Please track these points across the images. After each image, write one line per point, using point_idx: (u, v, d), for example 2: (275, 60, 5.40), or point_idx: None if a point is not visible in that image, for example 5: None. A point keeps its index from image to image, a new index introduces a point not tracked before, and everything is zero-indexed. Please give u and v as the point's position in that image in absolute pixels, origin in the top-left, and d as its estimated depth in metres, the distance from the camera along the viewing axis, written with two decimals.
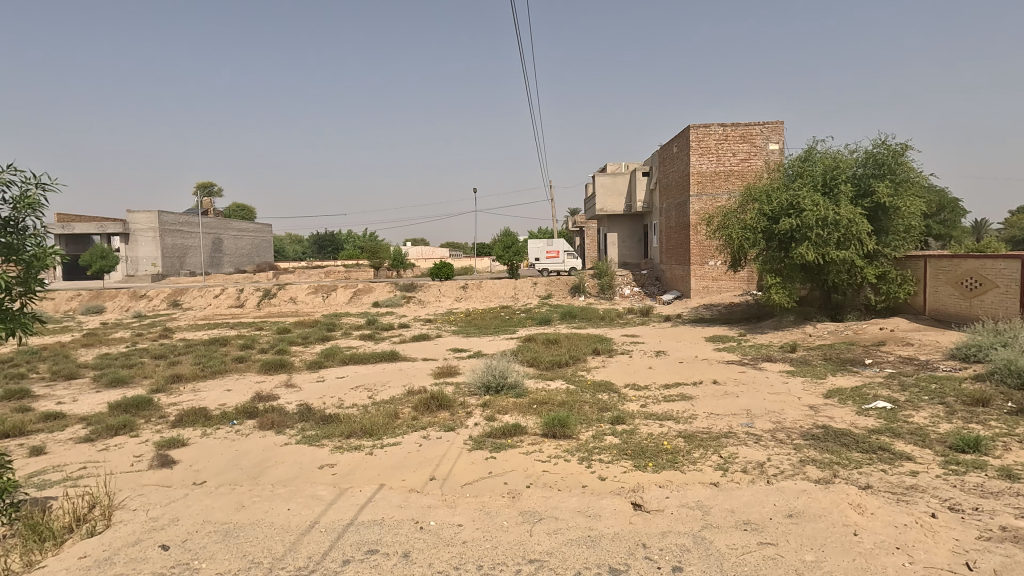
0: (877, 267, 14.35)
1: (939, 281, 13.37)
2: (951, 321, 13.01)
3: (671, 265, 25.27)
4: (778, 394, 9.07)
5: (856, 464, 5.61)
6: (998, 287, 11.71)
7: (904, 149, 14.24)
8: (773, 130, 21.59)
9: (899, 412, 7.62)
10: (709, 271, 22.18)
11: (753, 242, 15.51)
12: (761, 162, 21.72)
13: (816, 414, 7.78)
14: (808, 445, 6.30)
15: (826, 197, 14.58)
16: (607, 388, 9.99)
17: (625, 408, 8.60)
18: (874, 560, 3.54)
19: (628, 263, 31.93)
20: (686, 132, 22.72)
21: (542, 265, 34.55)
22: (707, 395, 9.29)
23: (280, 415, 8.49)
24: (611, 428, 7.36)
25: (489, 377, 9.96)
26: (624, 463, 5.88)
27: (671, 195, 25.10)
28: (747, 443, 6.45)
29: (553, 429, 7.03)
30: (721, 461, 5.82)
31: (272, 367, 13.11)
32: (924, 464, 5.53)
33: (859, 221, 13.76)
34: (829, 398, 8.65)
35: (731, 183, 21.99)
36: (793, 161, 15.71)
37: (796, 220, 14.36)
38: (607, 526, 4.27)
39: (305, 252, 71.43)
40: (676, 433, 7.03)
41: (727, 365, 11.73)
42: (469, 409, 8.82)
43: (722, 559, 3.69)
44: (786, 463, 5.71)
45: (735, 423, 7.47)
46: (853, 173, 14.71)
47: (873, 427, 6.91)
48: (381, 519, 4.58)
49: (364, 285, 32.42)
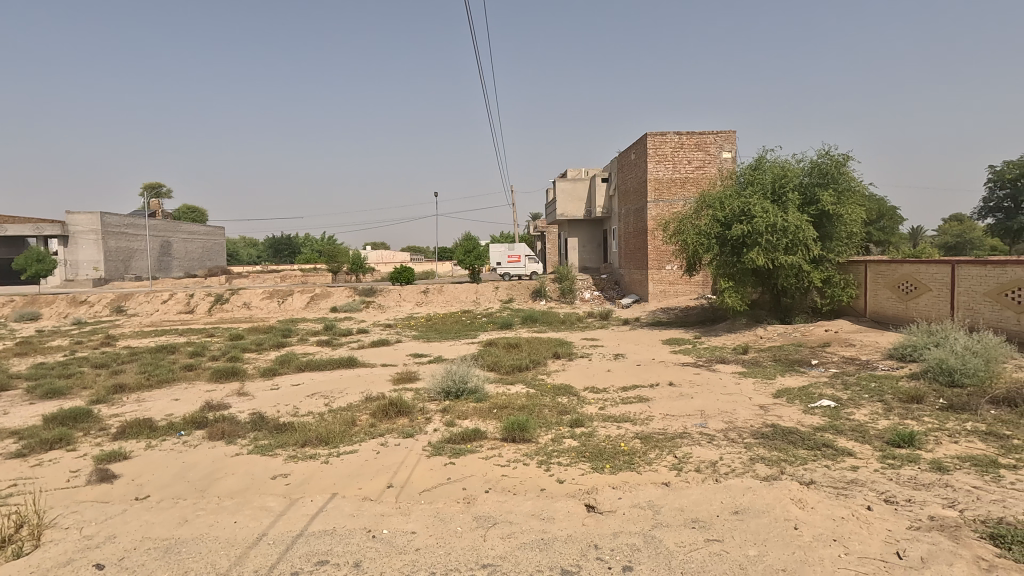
0: (822, 271, 15.09)
1: (879, 284, 14.12)
2: (890, 323, 13.78)
3: (630, 269, 25.79)
4: (730, 394, 9.40)
5: (802, 460, 5.86)
6: (933, 291, 12.40)
7: (846, 159, 14.97)
8: (726, 139, 22.48)
9: (842, 409, 8.01)
10: (666, 275, 22.76)
11: (707, 247, 15.95)
12: (715, 169, 22.50)
13: (765, 413, 8.10)
14: (757, 443, 6.53)
15: (776, 205, 15.14)
16: (567, 391, 10.10)
17: (584, 411, 8.75)
18: (813, 552, 3.65)
19: (588, 267, 32.39)
20: (643, 139, 23.16)
21: (504, 268, 34.66)
22: (663, 397, 9.54)
23: (232, 424, 8.22)
24: (570, 431, 7.46)
25: (449, 382, 9.94)
26: (582, 465, 5.97)
27: (629, 201, 25.59)
28: (700, 442, 6.65)
29: (513, 433, 7.08)
30: (675, 461, 5.99)
31: (224, 375, 12.66)
32: (863, 459, 5.83)
33: (805, 228, 14.40)
34: (778, 397, 9.02)
35: (687, 190, 22.62)
36: (744, 169, 16.26)
37: (747, 226, 14.84)
38: (560, 528, 4.31)
39: (260, 255, 69.27)
40: (633, 434, 7.19)
41: (682, 367, 12.03)
42: (429, 415, 8.75)
43: (671, 556, 3.75)
44: (737, 461, 5.92)
45: (689, 423, 7.69)
46: (800, 182, 15.30)
47: (818, 425, 7.23)
48: (332, 530, 4.49)
49: (322, 289, 31.67)
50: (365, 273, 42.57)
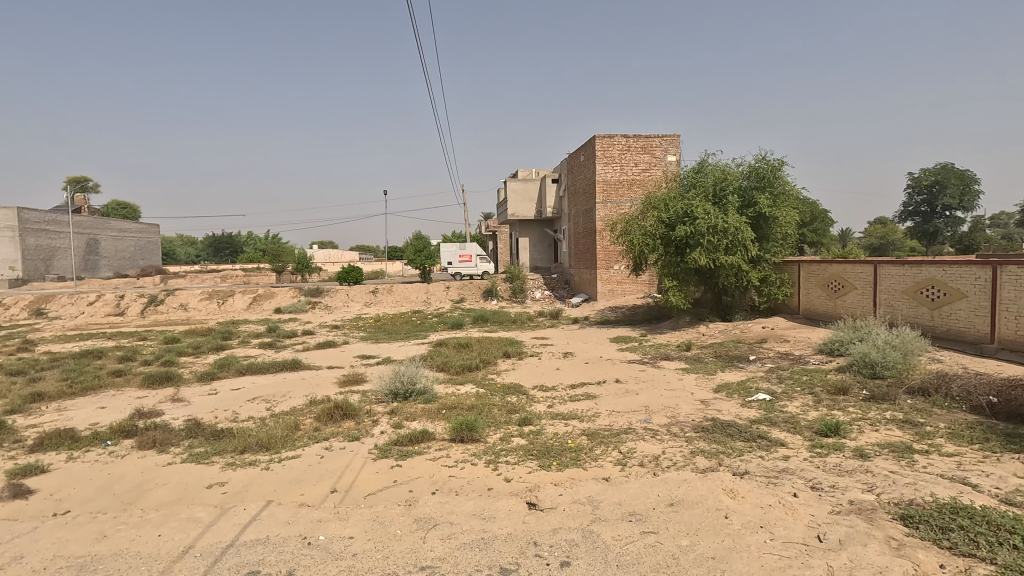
0: (759, 271, 15.80)
1: (811, 283, 14.94)
2: (820, 319, 14.61)
3: (579, 269, 26.19)
4: (673, 390, 9.71)
5: (739, 452, 6.12)
6: (859, 289, 13.21)
7: (781, 164, 15.71)
8: (670, 143, 23.19)
9: (776, 402, 8.42)
10: (614, 275, 23.25)
11: (652, 247, 16.40)
12: (660, 172, 23.18)
13: (706, 408, 8.40)
14: (698, 437, 6.77)
15: (717, 207, 15.74)
16: (516, 390, 10.15)
17: (532, 409, 8.81)
18: (741, 539, 3.81)
19: (539, 267, 32.68)
20: (592, 141, 23.55)
21: (455, 268, 34.47)
22: (609, 394, 9.74)
23: (164, 432, 7.80)
24: (518, 429, 7.49)
25: (397, 384, 9.78)
26: (530, 463, 6.01)
27: (578, 202, 25.96)
28: (644, 437, 6.82)
29: (461, 433, 7.05)
30: (620, 456, 6.12)
31: (156, 381, 11.99)
32: (794, 449, 6.15)
33: (743, 229, 15.03)
34: (718, 392, 9.38)
35: (634, 192, 23.19)
36: (688, 172, 16.81)
37: (690, 227, 15.34)
38: (501, 526, 4.32)
39: (198, 254, 66.08)
40: (580, 430, 7.30)
41: (629, 364, 12.31)
42: (376, 417, 8.59)
43: (607, 550, 3.83)
44: (678, 454, 6.12)
45: (634, 419, 7.88)
46: (739, 185, 15.95)
47: (754, 417, 7.57)
48: (266, 538, 4.33)
49: (266, 289, 30.52)
50: (311, 273, 41.36)
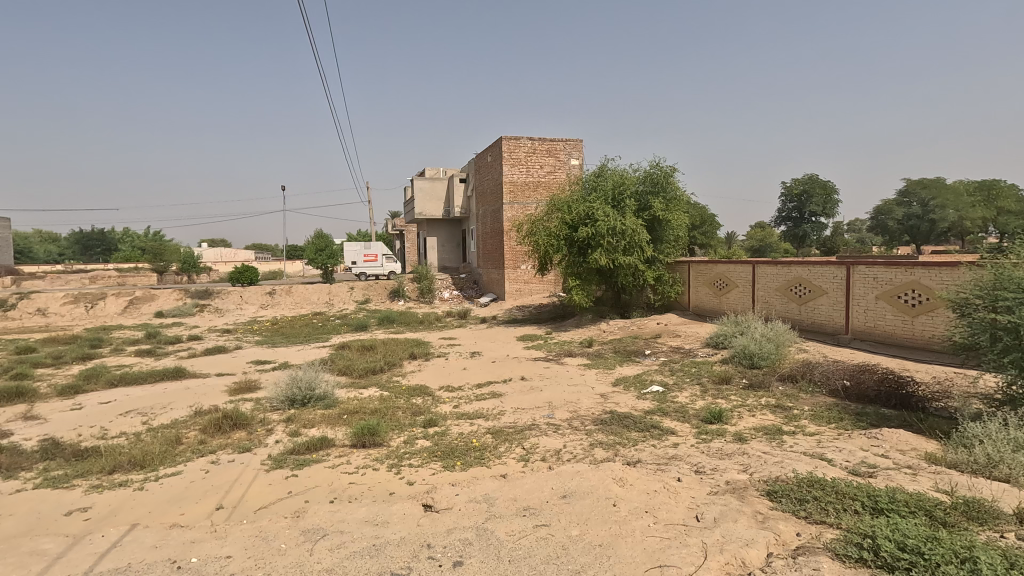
0: (655, 271, 16.76)
1: (700, 282, 16.10)
2: (708, 316, 15.79)
3: (487, 269, 26.34)
4: (576, 386, 10.03)
5: (633, 441, 6.43)
6: (739, 287, 14.44)
7: (672, 171, 16.75)
8: (573, 147, 24.03)
9: (668, 393, 8.98)
10: (521, 274, 23.64)
11: (556, 248, 16.85)
12: (564, 175, 23.94)
13: (605, 401, 8.76)
14: (597, 429, 7.03)
15: (615, 210, 16.49)
16: (422, 392, 9.98)
17: (438, 410, 8.70)
18: (626, 525, 4.01)
19: (447, 266, 32.49)
20: (498, 142, 23.75)
21: (360, 268, 33.32)
22: (515, 391, 9.87)
23: (12, 455, 6.80)
24: (423, 431, 7.36)
25: (295, 390, 9.26)
26: (433, 464, 5.92)
27: (486, 202, 26.09)
28: (547, 433, 6.98)
29: (363, 438, 6.80)
30: (523, 452, 6.21)
31: (4, 397, 10.43)
32: (683, 436, 6.58)
33: (640, 231, 15.87)
34: (617, 385, 9.83)
35: (539, 193, 23.73)
36: (589, 176, 17.44)
37: (591, 229, 15.94)
38: (394, 532, 4.22)
39: (61, 253, 58.57)
40: (484, 429, 7.32)
41: (534, 362, 12.56)
42: (270, 426, 8.06)
43: (500, 546, 3.86)
44: (578, 447, 6.32)
45: (538, 415, 8.04)
46: (636, 190, 16.82)
47: (649, 408, 8.01)
48: (129, 566, 3.91)
49: (145, 291, 27.67)
50: (200, 273, 38.13)
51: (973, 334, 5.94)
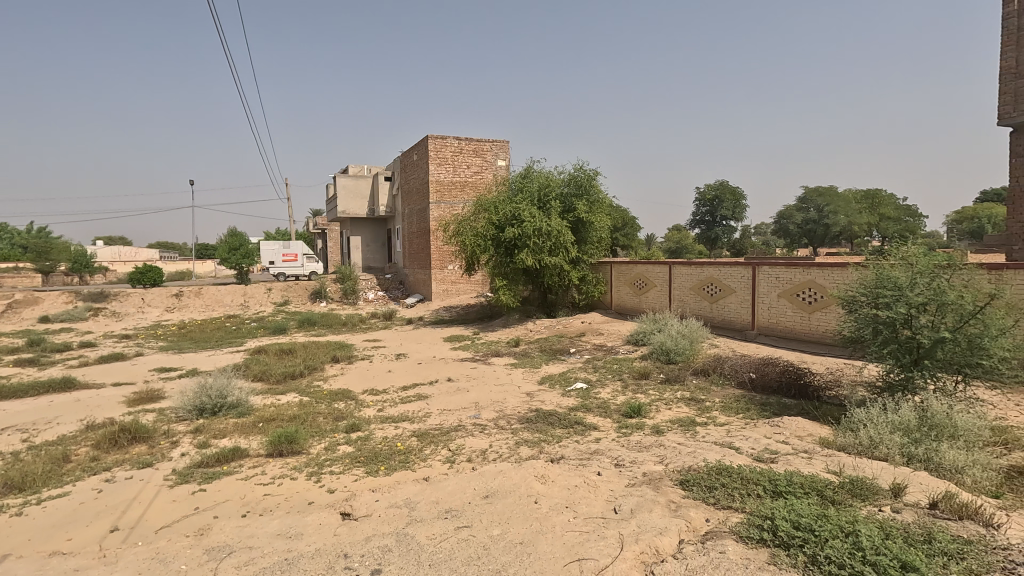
0: (579, 271, 17.20)
1: (621, 282, 16.72)
2: (628, 314, 16.41)
3: (414, 269, 25.94)
4: (502, 385, 10.08)
5: (558, 438, 6.55)
6: (658, 286, 15.11)
7: (595, 174, 17.23)
8: (500, 148, 24.23)
9: (592, 389, 9.23)
10: (448, 275, 23.49)
11: (483, 248, 16.86)
12: (490, 175, 24.06)
13: (531, 399, 8.86)
14: (523, 427, 7.10)
15: (541, 211, 16.73)
16: (344, 396, 9.64)
17: (361, 414, 8.43)
18: (547, 521, 4.06)
19: (372, 267, 31.66)
20: (424, 141, 23.42)
21: (278, 268, 31.72)
22: (441, 393, 9.76)
23: None
24: (345, 437, 7.11)
25: (203, 398, 8.65)
26: (355, 470, 5.73)
27: (412, 201, 25.64)
28: (473, 433, 6.95)
29: (279, 447, 6.46)
30: (449, 454, 6.15)
31: None
32: (604, 430, 6.79)
33: (564, 232, 16.21)
34: (542, 384, 9.98)
35: (466, 193, 23.68)
36: (515, 177, 17.59)
37: (518, 230, 16.08)
38: (309, 543, 4.04)
39: None
40: (409, 432, 7.18)
41: (460, 362, 12.50)
42: (176, 438, 7.47)
43: (421, 551, 3.80)
44: (504, 446, 6.34)
45: (464, 416, 7.99)
46: (561, 192, 17.15)
47: (573, 405, 8.19)
48: None
49: (26, 294, 24.81)
50: (93, 274, 34.73)
51: (859, 328, 6.57)
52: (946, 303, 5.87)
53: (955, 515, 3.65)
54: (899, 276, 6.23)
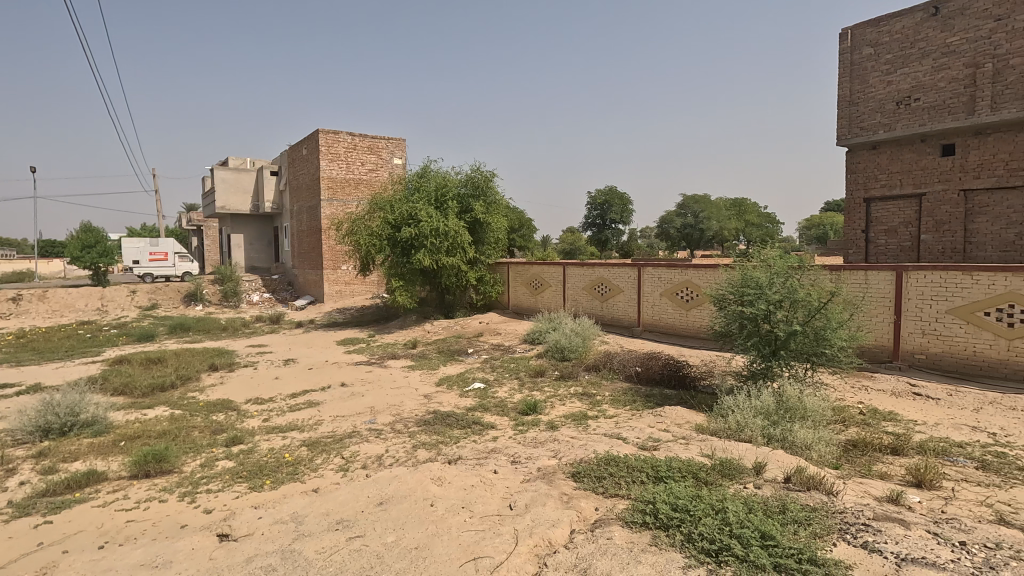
0: (476, 271, 17.31)
1: (518, 282, 17.09)
2: (525, 314, 16.81)
3: (303, 269, 24.59)
4: (399, 388, 9.86)
5: (455, 439, 6.54)
6: (552, 286, 15.63)
7: (492, 175, 17.37)
8: (396, 146, 23.73)
9: (489, 389, 9.32)
10: (341, 275, 22.56)
11: (378, 248, 16.38)
12: (386, 173, 23.48)
13: (428, 401, 8.77)
14: (420, 430, 6.99)
15: (438, 211, 16.59)
16: (224, 407, 8.88)
17: (244, 426, 7.83)
18: (443, 523, 4.04)
19: (256, 266, 29.51)
20: (314, 135, 22.26)
21: (144, 268, 28.49)
22: (334, 399, 9.34)
23: None
24: (225, 451, 6.56)
25: (49, 417, 7.54)
26: (236, 487, 5.31)
27: (301, 198, 24.29)
28: (368, 439, 6.73)
29: (146, 467, 5.81)
30: (342, 462, 5.90)
31: None
32: (501, 429, 6.89)
33: (462, 233, 16.21)
34: (440, 385, 9.91)
35: (360, 191, 22.89)
36: (412, 176, 17.27)
37: (414, 230, 15.82)
38: (180, 571, 3.68)
39: None
40: (299, 442, 6.79)
41: (355, 366, 12.04)
42: (12, 465, 6.43)
43: (308, 567, 3.61)
44: (400, 450, 6.21)
45: (358, 421, 7.71)
46: (458, 192, 17.10)
47: (471, 405, 8.22)
48: None
49: None
50: None
51: (728, 324, 7.25)
52: (798, 300, 6.67)
53: (804, 487, 4.16)
54: (759, 276, 6.97)
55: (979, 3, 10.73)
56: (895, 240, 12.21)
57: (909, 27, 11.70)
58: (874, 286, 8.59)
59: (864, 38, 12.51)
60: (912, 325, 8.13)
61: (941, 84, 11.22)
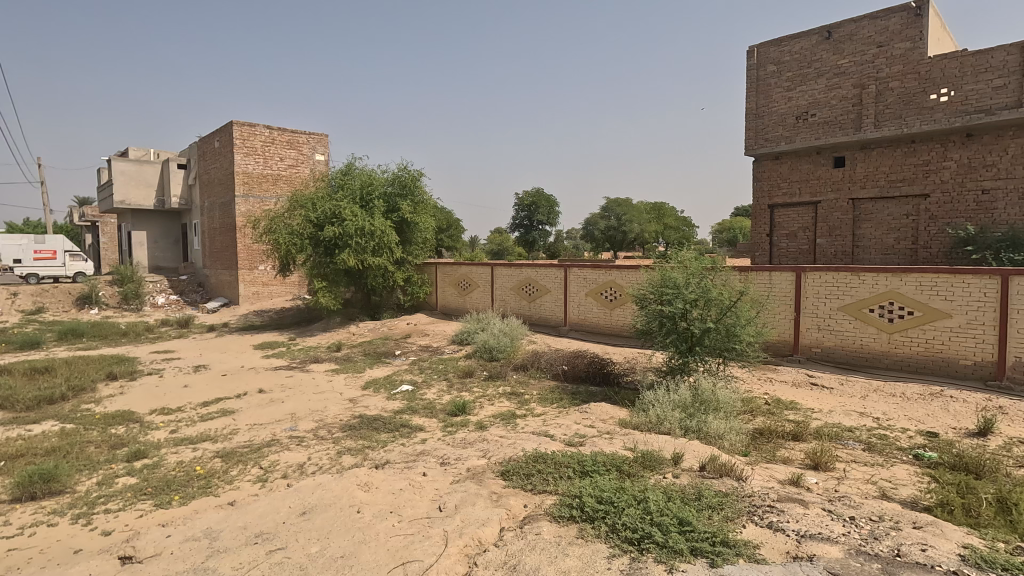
0: (403, 271, 17.02)
1: (446, 282, 16.99)
2: (453, 314, 16.74)
3: (216, 269, 23.10)
4: (322, 393, 9.50)
5: (383, 443, 6.40)
6: (480, 287, 15.66)
7: (420, 175, 17.12)
8: (318, 141, 22.86)
9: (417, 391, 9.20)
10: (259, 276, 21.42)
11: (300, 247, 15.69)
12: (307, 170, 22.55)
13: (354, 406, 8.52)
14: (345, 436, 6.78)
15: (364, 210, 16.14)
16: (125, 419, 8.16)
17: (148, 439, 7.23)
18: (370, 529, 3.95)
19: (161, 266, 27.31)
20: (228, 126, 20.97)
21: (27, 268, 25.58)
22: (251, 406, 8.85)
23: None
24: (126, 467, 6.03)
25: None
26: (141, 505, 4.90)
27: (213, 193, 22.80)
28: (289, 447, 6.44)
29: (31, 489, 5.23)
30: (260, 472, 5.61)
31: None
32: (430, 431, 6.82)
33: (388, 233, 15.87)
34: (366, 388, 9.65)
35: (279, 187, 21.82)
36: (335, 173, 16.70)
37: (338, 229, 15.30)
38: None
39: None
40: (212, 453, 6.38)
41: (274, 371, 11.47)
42: None
43: None
44: (324, 457, 5.99)
45: (278, 429, 7.35)
46: (384, 191, 16.71)
47: (399, 408, 8.07)
48: None
49: None
50: None
51: (648, 323, 7.59)
52: (711, 299, 7.11)
53: (717, 474, 4.44)
54: (677, 277, 7.35)
55: (864, 30, 11.91)
56: (795, 244, 13.30)
57: (806, 48, 12.79)
58: (777, 286, 9.31)
59: (768, 56, 13.51)
60: (810, 321, 8.90)
61: (833, 102, 12.35)
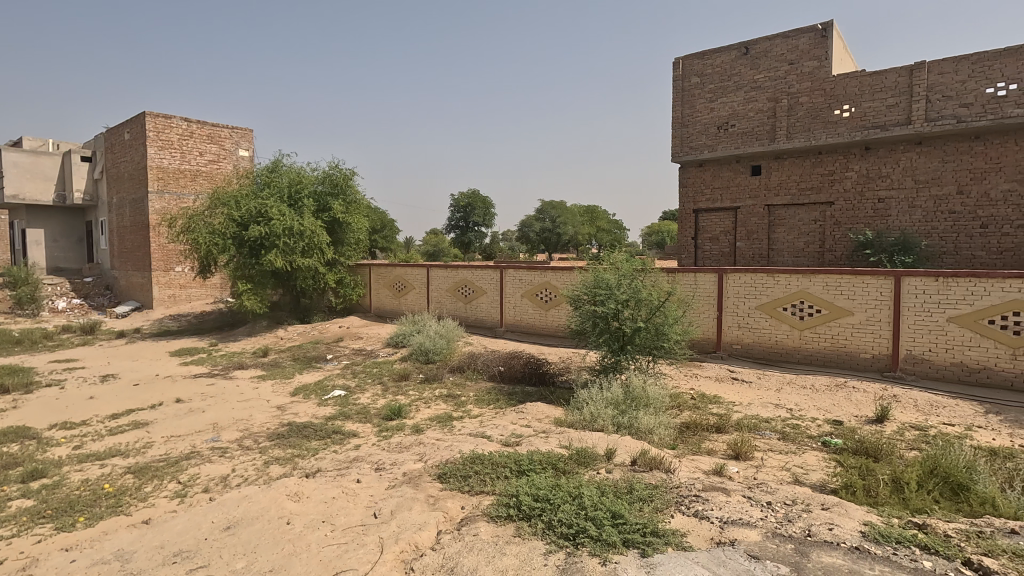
0: (335, 273, 16.49)
1: (380, 284, 16.64)
2: (387, 317, 16.41)
3: (126, 271, 21.41)
4: (247, 400, 9.03)
5: (313, 451, 6.17)
6: (415, 288, 15.45)
7: (352, 174, 16.65)
8: (241, 136, 21.75)
9: (350, 396, 8.94)
10: (175, 278, 20.08)
11: (222, 248, 14.85)
12: (229, 166, 21.38)
13: (282, 413, 8.16)
14: (272, 445, 6.48)
15: (292, 209, 15.50)
16: (18, 436, 7.39)
17: (47, 456, 6.59)
18: (300, 540, 3.80)
19: (61, 267, 24.80)
20: (139, 117, 19.53)
21: None
22: (167, 417, 8.27)
23: None
24: (20, 488, 5.47)
25: None
26: (40, 529, 4.46)
27: (123, 189, 21.13)
28: (211, 459, 6.08)
29: None
30: (179, 487, 5.26)
31: None
32: (364, 436, 6.65)
33: (319, 233, 15.33)
34: (295, 394, 9.27)
35: (198, 184, 20.55)
36: (261, 170, 15.93)
37: (264, 228, 14.61)
38: None
39: None
40: (122, 469, 5.91)
41: (193, 379, 10.77)
42: None
43: None
44: (250, 468, 5.70)
45: (198, 441, 6.92)
46: (314, 190, 16.12)
47: (331, 414, 7.81)
48: None
49: None
50: None
51: (582, 323, 7.77)
52: (641, 300, 7.39)
53: (648, 467, 4.62)
54: (609, 278, 7.58)
55: (777, 48, 12.79)
56: (718, 247, 14.05)
57: (726, 62, 13.57)
58: (701, 286, 9.80)
59: (691, 68, 14.22)
60: (731, 319, 9.43)
61: (750, 114, 13.17)
